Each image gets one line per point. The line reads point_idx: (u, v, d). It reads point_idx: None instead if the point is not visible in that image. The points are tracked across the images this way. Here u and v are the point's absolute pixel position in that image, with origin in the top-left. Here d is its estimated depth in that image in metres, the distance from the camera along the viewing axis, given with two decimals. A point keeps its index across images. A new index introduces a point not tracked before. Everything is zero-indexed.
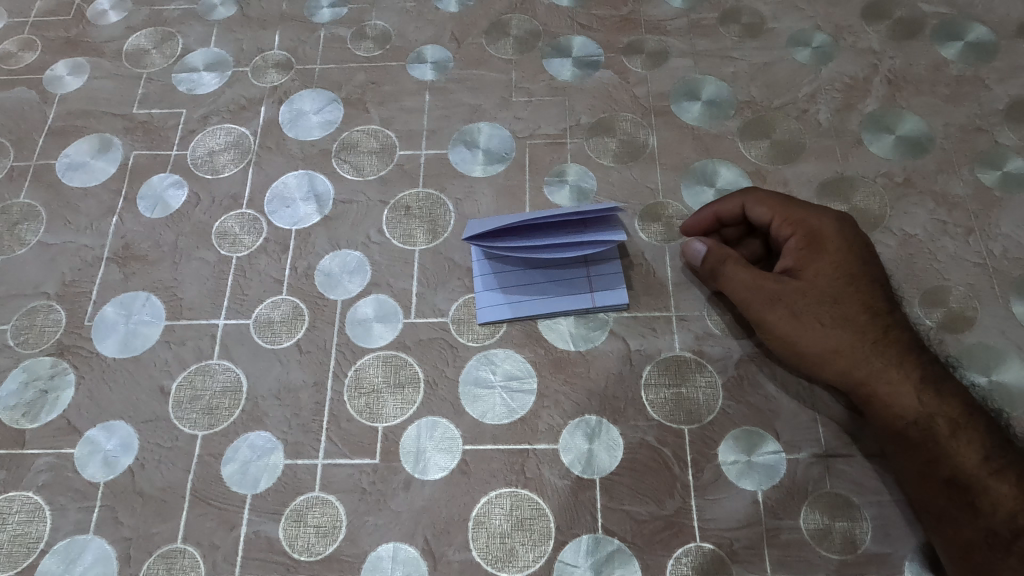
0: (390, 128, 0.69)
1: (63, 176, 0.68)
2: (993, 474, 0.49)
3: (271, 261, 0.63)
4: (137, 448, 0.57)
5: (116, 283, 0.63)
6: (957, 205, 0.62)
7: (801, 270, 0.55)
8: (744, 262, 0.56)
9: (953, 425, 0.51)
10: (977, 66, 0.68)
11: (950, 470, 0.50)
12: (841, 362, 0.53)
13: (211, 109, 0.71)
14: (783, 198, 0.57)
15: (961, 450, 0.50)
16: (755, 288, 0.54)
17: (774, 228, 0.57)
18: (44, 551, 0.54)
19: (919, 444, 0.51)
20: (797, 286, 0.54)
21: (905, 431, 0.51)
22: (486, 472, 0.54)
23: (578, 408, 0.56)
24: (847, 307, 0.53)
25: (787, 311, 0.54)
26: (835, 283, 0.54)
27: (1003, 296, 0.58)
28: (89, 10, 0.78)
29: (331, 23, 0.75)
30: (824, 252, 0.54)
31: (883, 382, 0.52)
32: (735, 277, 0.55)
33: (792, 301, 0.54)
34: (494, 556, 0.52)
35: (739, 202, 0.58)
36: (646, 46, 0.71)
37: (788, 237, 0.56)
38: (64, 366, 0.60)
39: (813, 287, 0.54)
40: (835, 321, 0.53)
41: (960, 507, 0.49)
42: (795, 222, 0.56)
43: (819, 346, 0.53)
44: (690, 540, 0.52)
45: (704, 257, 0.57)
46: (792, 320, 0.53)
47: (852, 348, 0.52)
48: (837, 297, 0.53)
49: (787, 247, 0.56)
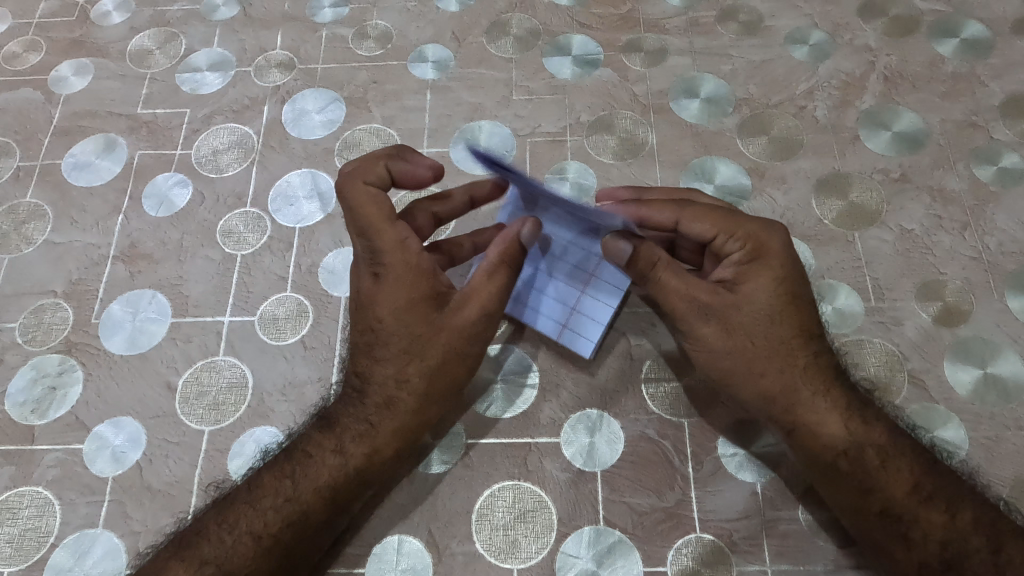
0: (392, 127, 0.70)
1: (68, 175, 0.69)
2: (922, 504, 0.49)
3: (275, 259, 0.64)
4: (145, 443, 0.58)
5: (122, 281, 0.64)
6: (953, 200, 0.63)
7: (739, 285, 0.50)
8: (674, 266, 0.51)
9: (883, 454, 0.50)
10: (972, 63, 0.69)
11: (882, 503, 0.50)
12: (768, 385, 0.51)
13: (214, 109, 0.72)
14: (725, 211, 0.52)
15: (891, 480, 0.50)
16: (685, 298, 0.51)
17: (716, 241, 0.52)
18: (55, 545, 0.55)
19: (850, 475, 0.50)
20: (731, 300, 0.50)
21: (835, 463, 0.51)
22: (489, 466, 0.55)
23: (579, 402, 0.57)
24: (783, 329, 0.50)
25: (719, 327, 0.50)
26: (773, 303, 0.50)
27: (999, 289, 0.59)
28: (93, 11, 0.78)
29: (333, 22, 0.76)
30: (766, 270, 0.50)
31: (811, 411, 0.51)
32: (665, 283, 0.51)
33: (728, 315, 0.50)
34: (497, 548, 0.53)
35: (674, 215, 0.52)
36: (645, 44, 0.72)
37: (732, 249, 0.51)
38: (72, 363, 0.61)
39: (749, 305, 0.50)
40: (769, 341, 0.50)
41: (893, 540, 0.49)
42: (740, 237, 0.51)
43: (749, 364, 0.50)
44: (691, 531, 0.53)
45: (633, 256, 0.51)
46: (723, 337, 0.50)
47: (785, 370, 0.50)
48: (774, 317, 0.50)
49: (727, 260, 0.52)
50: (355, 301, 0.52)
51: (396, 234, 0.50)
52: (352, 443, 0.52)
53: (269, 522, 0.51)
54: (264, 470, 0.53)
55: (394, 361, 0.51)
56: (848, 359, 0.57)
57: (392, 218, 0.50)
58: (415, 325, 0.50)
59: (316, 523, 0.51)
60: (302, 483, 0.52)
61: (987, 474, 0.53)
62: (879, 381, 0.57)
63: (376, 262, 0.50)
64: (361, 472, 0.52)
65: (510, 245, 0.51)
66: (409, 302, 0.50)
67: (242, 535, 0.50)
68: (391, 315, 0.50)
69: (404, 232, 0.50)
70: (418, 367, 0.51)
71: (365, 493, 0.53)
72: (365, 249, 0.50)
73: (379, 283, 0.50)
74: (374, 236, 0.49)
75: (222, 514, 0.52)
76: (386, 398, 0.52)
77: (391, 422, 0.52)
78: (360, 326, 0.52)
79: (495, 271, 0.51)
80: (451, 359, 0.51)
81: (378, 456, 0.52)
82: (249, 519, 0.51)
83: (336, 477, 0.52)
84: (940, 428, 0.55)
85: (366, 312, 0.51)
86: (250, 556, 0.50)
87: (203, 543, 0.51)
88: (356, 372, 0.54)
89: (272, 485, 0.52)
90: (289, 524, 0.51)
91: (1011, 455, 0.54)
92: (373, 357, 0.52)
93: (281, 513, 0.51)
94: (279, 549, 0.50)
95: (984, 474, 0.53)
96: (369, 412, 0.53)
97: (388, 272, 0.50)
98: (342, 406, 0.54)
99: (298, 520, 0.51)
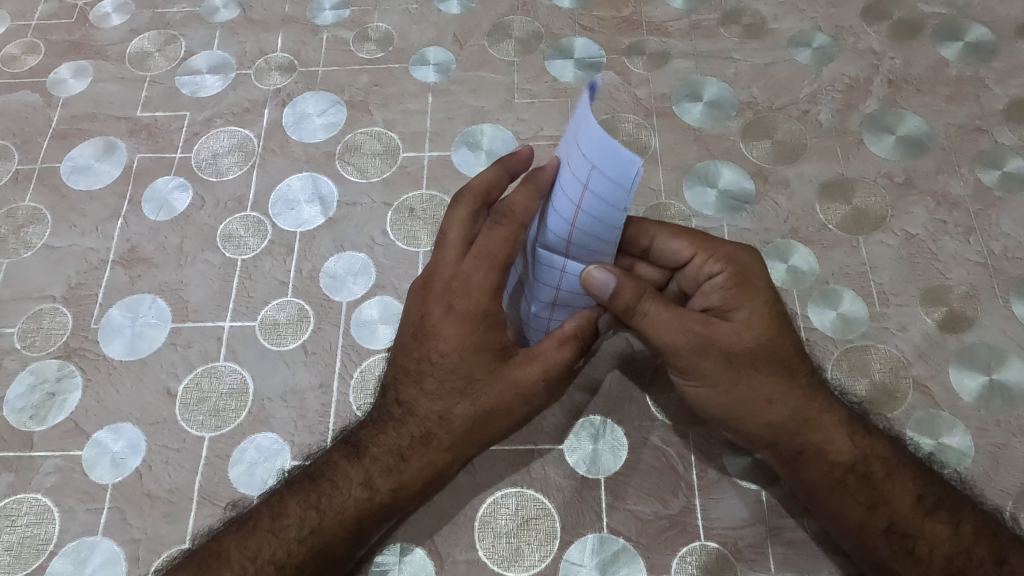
0: (393, 130, 0.69)
1: (68, 179, 0.69)
2: (927, 516, 0.49)
3: (276, 264, 0.63)
4: (145, 449, 0.57)
5: (121, 285, 0.64)
6: (958, 205, 0.63)
7: (730, 309, 0.49)
8: (660, 297, 0.49)
9: (888, 466, 0.50)
10: (976, 67, 0.69)
11: (889, 518, 0.49)
12: (776, 412, 0.49)
13: (214, 112, 0.71)
14: (702, 234, 0.52)
15: (897, 494, 0.49)
16: (681, 331, 0.48)
17: (697, 262, 0.52)
18: (53, 553, 0.54)
19: (858, 489, 0.50)
20: (726, 327, 0.48)
21: (842, 479, 0.50)
22: (492, 473, 0.55)
23: (582, 409, 0.57)
24: (779, 353, 0.49)
25: (720, 357, 0.48)
26: (766, 325, 0.49)
27: (1004, 295, 0.59)
28: (92, 13, 0.78)
29: (334, 25, 0.75)
30: (752, 290, 0.49)
31: (821, 432, 0.50)
32: (656, 316, 0.48)
33: (726, 344, 0.48)
34: (500, 556, 0.53)
35: (651, 236, 0.53)
36: (648, 47, 0.72)
37: (714, 270, 0.51)
38: (71, 369, 0.60)
39: (744, 329, 0.48)
40: (768, 366, 0.49)
41: (899, 557, 0.49)
42: (721, 257, 0.51)
43: (755, 394, 0.49)
44: (695, 539, 0.52)
45: (616, 292, 0.48)
46: (727, 368, 0.49)
47: (786, 394, 0.49)
48: (772, 340, 0.49)
49: (713, 285, 0.51)
50: (418, 326, 0.50)
51: (485, 274, 0.48)
52: (380, 477, 0.51)
53: (293, 552, 0.50)
54: (286, 495, 0.52)
55: (446, 399, 0.50)
56: (852, 365, 0.57)
57: (497, 265, 0.48)
58: (475, 365, 0.49)
59: (338, 553, 0.51)
60: (328, 513, 0.50)
61: (994, 482, 0.53)
62: (885, 389, 0.56)
63: (455, 294, 0.49)
64: (386, 505, 0.51)
65: (586, 325, 0.51)
66: (473, 345, 0.49)
67: (266, 562, 0.49)
68: (456, 351, 0.49)
69: (497, 279, 0.48)
70: (465, 409, 0.50)
71: (386, 524, 0.52)
72: (450, 280, 0.49)
73: (452, 317, 0.49)
74: (470, 271, 0.48)
75: (244, 540, 0.50)
76: (424, 432, 0.51)
77: (429, 457, 0.51)
78: (412, 351, 0.51)
79: (566, 346, 0.50)
80: (498, 412, 0.50)
81: (405, 491, 0.51)
82: (270, 545, 0.50)
83: (362, 510, 0.51)
84: (944, 435, 0.55)
85: (428, 342, 0.50)
86: None
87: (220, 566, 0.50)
88: (398, 400, 0.52)
89: (297, 514, 0.51)
90: (314, 556, 0.50)
91: (1017, 462, 0.53)
92: (422, 388, 0.50)
93: (307, 542, 0.50)
94: None
95: (988, 483, 0.53)
96: (403, 443, 0.51)
97: (463, 308, 0.48)
98: (372, 433, 0.52)
99: (322, 551, 0.50)
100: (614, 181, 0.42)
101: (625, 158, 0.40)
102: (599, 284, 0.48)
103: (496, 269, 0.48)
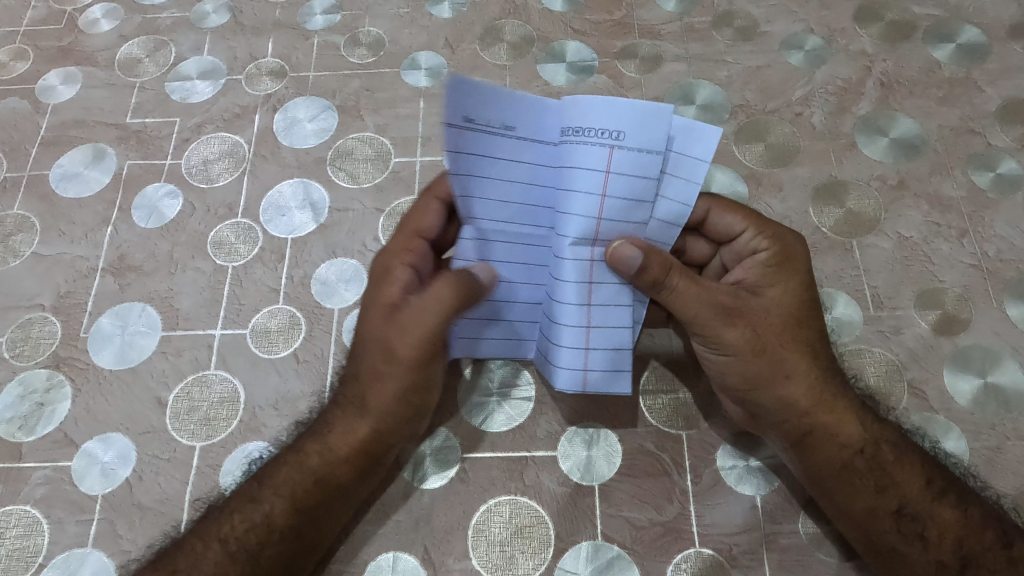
0: (385, 136, 0.69)
1: (56, 187, 0.68)
2: (935, 499, 0.50)
3: (267, 270, 0.63)
4: (135, 459, 0.57)
5: (111, 294, 0.63)
6: (951, 207, 0.63)
7: (762, 285, 0.52)
8: (687, 272, 0.50)
9: (897, 450, 0.51)
10: (969, 68, 0.69)
11: (898, 500, 0.50)
12: (793, 388, 0.51)
13: (204, 118, 0.71)
14: (755, 212, 0.54)
15: (905, 478, 0.51)
16: (711, 304, 0.50)
17: (747, 239, 0.53)
18: (42, 565, 0.54)
19: (867, 473, 0.51)
20: (758, 303, 0.51)
21: (851, 462, 0.51)
22: (485, 481, 0.55)
23: (576, 415, 0.56)
24: (807, 331, 0.51)
25: (748, 330, 0.50)
26: (799, 303, 0.51)
27: (998, 297, 0.59)
28: (81, 19, 0.77)
29: (324, 29, 0.75)
30: (793, 273, 0.52)
31: (829, 411, 0.51)
32: (686, 291, 0.50)
33: (754, 318, 0.50)
34: (491, 564, 0.52)
35: (705, 208, 0.53)
36: (641, 50, 0.71)
37: (761, 248, 0.53)
38: (60, 378, 0.60)
39: (776, 307, 0.51)
40: (796, 344, 0.51)
41: (909, 540, 0.50)
42: (769, 237, 0.53)
43: (773, 369, 0.51)
44: (690, 546, 0.52)
45: (643, 266, 0.48)
46: (752, 339, 0.50)
47: (803, 371, 0.51)
48: (801, 318, 0.51)
49: (755, 262, 0.53)
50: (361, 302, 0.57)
51: (398, 241, 0.55)
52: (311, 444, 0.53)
53: (236, 527, 0.51)
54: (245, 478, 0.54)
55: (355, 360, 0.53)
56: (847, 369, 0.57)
57: (410, 233, 0.55)
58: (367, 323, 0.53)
59: (281, 531, 0.51)
60: (268, 485, 0.52)
61: (987, 485, 0.53)
62: (880, 392, 0.56)
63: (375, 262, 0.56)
64: (317, 472, 0.52)
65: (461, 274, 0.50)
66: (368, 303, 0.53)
67: (212, 541, 0.51)
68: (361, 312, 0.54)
69: (407, 242, 0.55)
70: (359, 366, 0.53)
71: (351, 506, 0.53)
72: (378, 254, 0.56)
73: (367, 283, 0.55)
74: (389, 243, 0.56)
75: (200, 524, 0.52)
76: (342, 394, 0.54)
77: (345, 423, 0.53)
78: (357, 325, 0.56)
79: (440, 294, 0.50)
80: (376, 376, 0.52)
81: (332, 456, 0.52)
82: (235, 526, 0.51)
83: (300, 479, 0.52)
84: (942, 438, 0.54)
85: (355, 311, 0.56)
86: (217, 560, 0.51)
87: (197, 563, 0.50)
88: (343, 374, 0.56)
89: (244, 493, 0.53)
90: (255, 529, 0.51)
91: (1010, 466, 0.53)
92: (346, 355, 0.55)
93: (245, 516, 0.52)
94: (245, 554, 0.51)
95: (982, 485, 0.53)
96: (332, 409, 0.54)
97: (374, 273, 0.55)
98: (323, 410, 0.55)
99: (262, 524, 0.51)
100: (625, 130, 0.47)
101: (521, 99, 0.46)
102: (627, 260, 0.49)
103: (405, 236, 0.55)
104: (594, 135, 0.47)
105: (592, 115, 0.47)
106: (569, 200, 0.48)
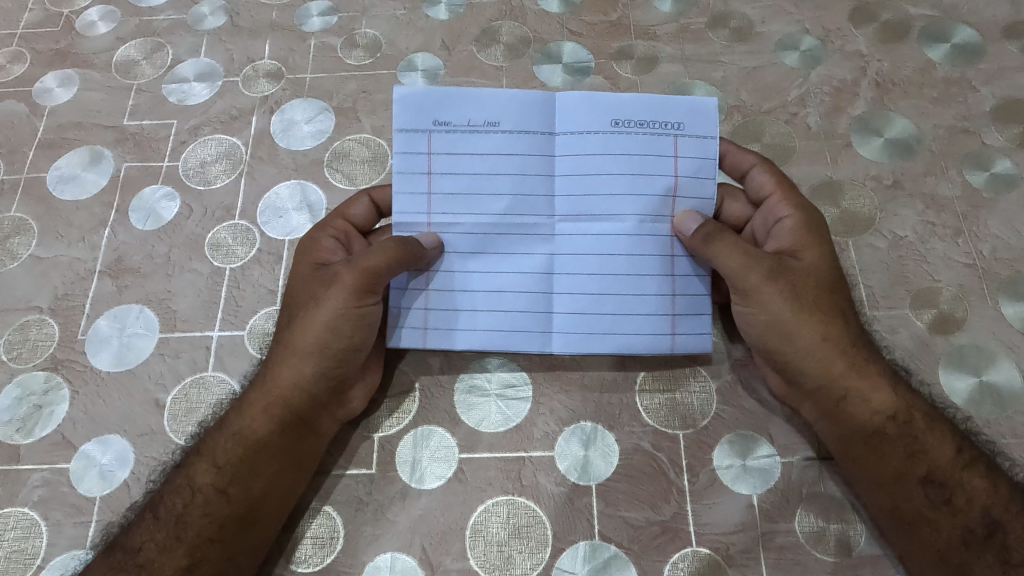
0: (382, 137, 0.69)
1: (54, 189, 0.68)
2: (965, 468, 0.50)
3: (265, 272, 0.63)
4: (133, 461, 0.57)
5: (108, 296, 0.63)
6: (946, 206, 0.63)
7: (799, 249, 0.53)
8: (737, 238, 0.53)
9: (928, 417, 0.52)
10: (963, 68, 0.69)
11: (927, 468, 0.51)
12: (832, 351, 0.52)
13: (201, 120, 0.71)
14: (786, 182, 0.56)
15: (935, 445, 0.51)
16: (752, 263, 0.52)
17: (774, 206, 0.56)
18: (40, 567, 0.54)
19: (898, 439, 0.51)
20: (798, 265, 0.53)
21: (883, 428, 0.52)
22: (482, 481, 0.55)
23: (573, 415, 0.57)
24: (840, 296, 0.53)
25: (789, 289, 0.52)
26: (831, 269, 0.53)
27: (993, 296, 0.59)
28: (79, 21, 0.77)
29: (321, 31, 0.75)
30: (823, 239, 0.54)
31: (867, 376, 0.52)
32: (730, 249, 0.52)
33: (796, 277, 0.52)
34: (487, 563, 0.52)
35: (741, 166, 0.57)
36: (637, 51, 0.72)
37: (787, 214, 0.55)
38: (57, 381, 0.60)
39: (811, 269, 0.53)
40: (832, 308, 0.52)
41: (937, 507, 0.50)
42: (795, 204, 0.55)
43: (814, 333, 0.52)
44: (686, 545, 0.52)
45: (700, 228, 0.54)
46: (793, 299, 0.51)
47: (842, 335, 0.52)
48: (834, 282, 0.53)
49: (786, 228, 0.55)
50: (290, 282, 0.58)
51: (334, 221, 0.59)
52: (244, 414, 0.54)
53: (187, 502, 0.52)
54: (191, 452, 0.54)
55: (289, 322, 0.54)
56: None
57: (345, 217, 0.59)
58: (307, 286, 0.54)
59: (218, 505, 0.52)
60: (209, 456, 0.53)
61: None
62: None
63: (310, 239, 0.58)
64: (254, 440, 0.53)
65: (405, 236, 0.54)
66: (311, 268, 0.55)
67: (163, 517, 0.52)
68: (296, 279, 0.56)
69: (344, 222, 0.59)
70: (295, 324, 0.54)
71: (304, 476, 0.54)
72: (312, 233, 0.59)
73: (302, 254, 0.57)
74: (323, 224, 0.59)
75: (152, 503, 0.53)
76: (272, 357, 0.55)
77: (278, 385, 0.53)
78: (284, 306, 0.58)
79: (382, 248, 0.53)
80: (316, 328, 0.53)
81: (269, 419, 0.53)
82: (193, 504, 0.52)
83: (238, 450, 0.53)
84: None
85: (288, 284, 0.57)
86: (166, 535, 0.51)
87: (148, 539, 0.51)
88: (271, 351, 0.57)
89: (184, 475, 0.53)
90: (200, 503, 0.52)
91: (1006, 464, 0.54)
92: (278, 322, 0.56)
93: (180, 489, 0.52)
94: (191, 527, 0.51)
95: None
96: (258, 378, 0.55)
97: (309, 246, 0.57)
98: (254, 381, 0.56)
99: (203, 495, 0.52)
100: (682, 122, 0.55)
101: (496, 96, 0.55)
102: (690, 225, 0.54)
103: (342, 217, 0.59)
104: (654, 126, 0.55)
105: (650, 112, 0.55)
106: (625, 184, 0.55)
